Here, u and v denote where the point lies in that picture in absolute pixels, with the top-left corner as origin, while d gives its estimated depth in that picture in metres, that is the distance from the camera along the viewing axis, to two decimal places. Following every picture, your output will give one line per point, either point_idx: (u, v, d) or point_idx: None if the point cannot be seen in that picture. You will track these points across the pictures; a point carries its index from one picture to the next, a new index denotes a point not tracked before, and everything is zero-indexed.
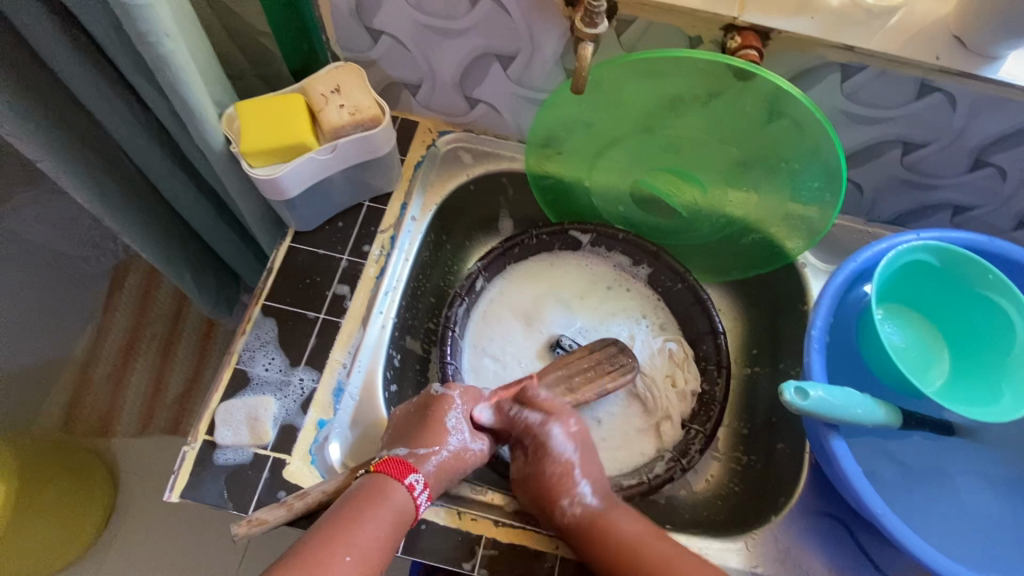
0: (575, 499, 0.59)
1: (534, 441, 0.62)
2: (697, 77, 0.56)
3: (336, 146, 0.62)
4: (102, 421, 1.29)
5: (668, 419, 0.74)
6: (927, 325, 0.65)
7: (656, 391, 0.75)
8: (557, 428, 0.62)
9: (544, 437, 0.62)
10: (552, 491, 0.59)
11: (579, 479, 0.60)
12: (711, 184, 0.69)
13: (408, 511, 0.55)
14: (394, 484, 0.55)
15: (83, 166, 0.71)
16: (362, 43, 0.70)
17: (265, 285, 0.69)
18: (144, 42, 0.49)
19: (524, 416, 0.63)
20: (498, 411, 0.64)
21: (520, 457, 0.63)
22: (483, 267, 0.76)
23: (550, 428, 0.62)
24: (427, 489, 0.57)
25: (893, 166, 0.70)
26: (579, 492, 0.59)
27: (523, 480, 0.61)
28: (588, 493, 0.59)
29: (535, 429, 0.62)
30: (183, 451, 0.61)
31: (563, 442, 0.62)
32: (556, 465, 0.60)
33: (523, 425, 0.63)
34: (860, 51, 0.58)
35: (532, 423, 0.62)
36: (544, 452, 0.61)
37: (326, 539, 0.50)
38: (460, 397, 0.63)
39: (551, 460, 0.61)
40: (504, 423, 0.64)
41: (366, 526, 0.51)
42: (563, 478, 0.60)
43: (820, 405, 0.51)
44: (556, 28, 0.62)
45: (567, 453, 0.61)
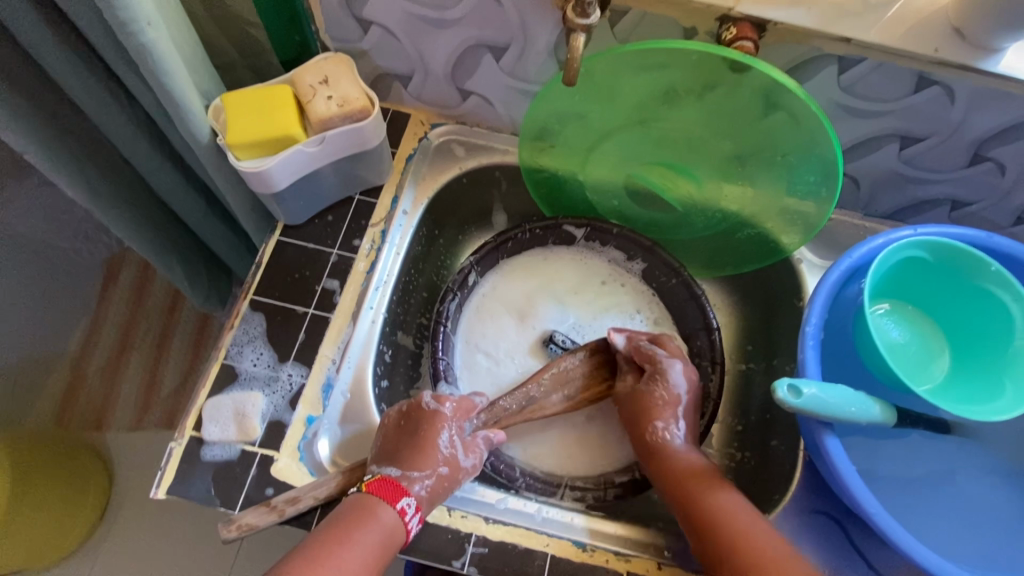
0: (668, 425, 0.62)
1: (652, 369, 0.64)
2: (692, 68, 0.55)
3: (325, 138, 0.61)
4: (97, 414, 1.28)
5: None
6: (925, 321, 0.64)
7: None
8: (678, 365, 0.64)
9: (665, 368, 0.64)
10: (648, 411, 0.63)
11: (678, 413, 0.63)
12: (706, 178, 0.68)
13: (398, 533, 0.54)
14: (387, 508, 0.54)
15: (69, 158, 0.70)
16: (352, 33, 0.69)
17: (254, 279, 0.68)
18: (125, 32, 0.48)
19: (651, 349, 0.66)
20: (630, 340, 0.67)
21: (631, 377, 0.66)
22: (475, 262, 0.75)
23: (670, 364, 0.64)
24: (421, 512, 0.56)
25: (890, 160, 0.69)
26: (673, 424, 0.62)
27: (640, 403, 0.64)
28: (680, 433, 0.62)
29: (654, 359, 0.65)
30: (170, 447, 0.60)
31: (679, 377, 0.64)
32: (660, 391, 0.63)
33: (647, 355, 0.65)
34: (858, 42, 0.57)
35: (658, 355, 0.65)
36: (658, 378, 0.64)
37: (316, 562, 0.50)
38: (451, 413, 0.62)
39: (659, 386, 0.64)
40: (632, 350, 0.66)
41: (354, 551, 0.51)
42: (660, 404, 0.63)
43: (814, 402, 0.50)
44: (549, 19, 0.61)
45: (677, 390, 0.64)
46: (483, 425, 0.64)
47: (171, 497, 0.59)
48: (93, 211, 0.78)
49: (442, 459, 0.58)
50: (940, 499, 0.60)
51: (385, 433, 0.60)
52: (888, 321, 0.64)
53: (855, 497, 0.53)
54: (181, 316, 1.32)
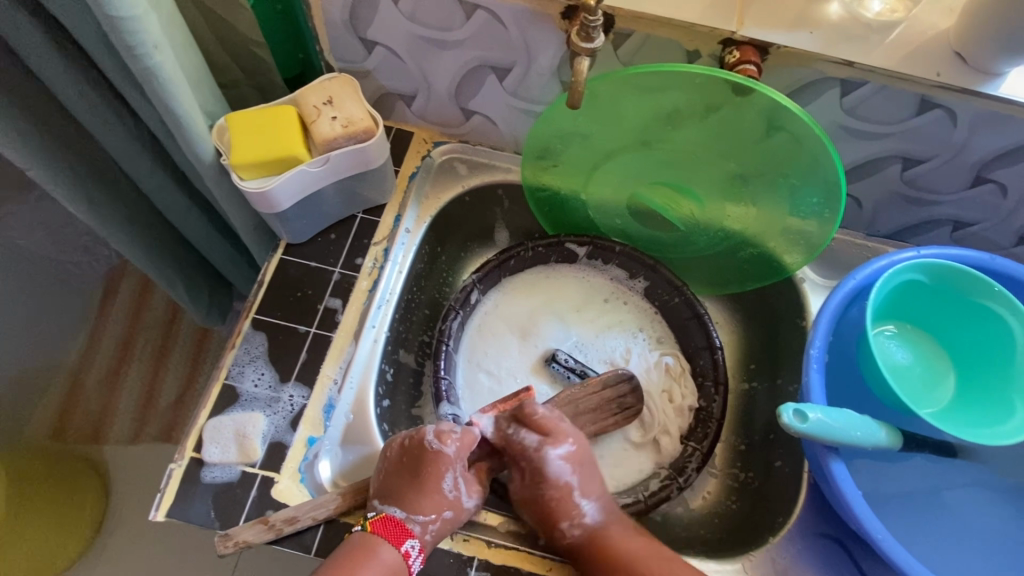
0: (575, 521, 0.59)
1: (531, 465, 0.60)
2: (695, 91, 0.56)
3: (328, 158, 0.61)
4: (95, 427, 1.27)
5: (666, 434, 0.73)
6: (931, 344, 0.64)
7: (653, 409, 0.74)
8: (558, 451, 0.60)
9: (541, 460, 0.60)
10: (553, 515, 0.59)
11: (578, 499, 0.59)
12: (708, 198, 0.68)
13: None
14: (394, 553, 0.54)
15: (72, 175, 0.70)
16: (356, 53, 0.69)
17: (255, 298, 0.68)
18: (131, 55, 0.48)
19: (522, 437, 0.61)
20: (497, 427, 0.62)
21: (519, 476, 0.61)
22: (478, 280, 0.75)
23: (545, 453, 0.60)
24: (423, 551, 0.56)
25: (893, 181, 0.69)
26: (579, 513, 0.59)
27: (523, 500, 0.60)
28: (588, 509, 0.59)
29: (529, 455, 0.60)
30: (170, 468, 0.60)
31: (560, 464, 0.60)
32: (553, 490, 0.59)
33: (520, 448, 0.60)
34: (860, 66, 0.57)
35: (529, 446, 0.60)
36: (541, 472, 0.59)
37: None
38: (456, 453, 0.59)
39: (550, 485, 0.59)
40: (502, 441, 0.61)
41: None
42: (564, 497, 0.59)
43: (820, 428, 0.50)
44: (553, 40, 0.61)
45: (564, 479, 0.60)
46: (486, 453, 0.63)
47: (170, 520, 0.58)
48: (95, 227, 0.77)
49: (446, 503, 0.57)
50: (950, 520, 0.60)
51: (387, 467, 0.59)
52: (893, 342, 0.64)
53: (862, 524, 0.52)
54: (180, 329, 1.32)
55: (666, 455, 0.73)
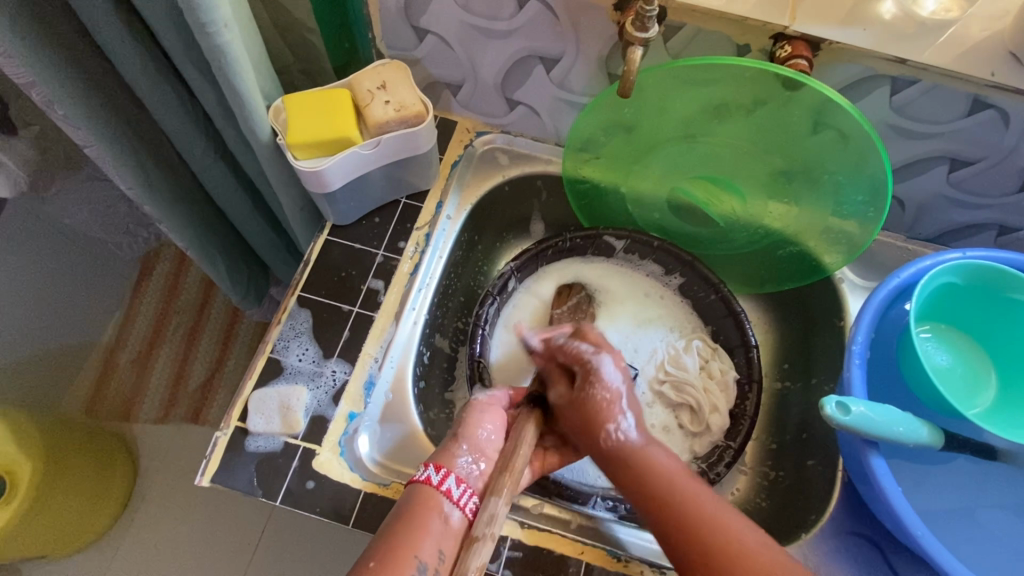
0: (619, 427, 0.53)
1: (583, 370, 0.56)
2: (745, 84, 0.56)
3: (380, 141, 0.63)
4: (126, 404, 1.30)
5: (714, 411, 0.73)
6: (971, 344, 0.63)
7: (695, 390, 0.73)
8: (607, 360, 0.56)
9: (596, 366, 0.56)
10: (596, 416, 0.53)
11: (623, 408, 0.54)
12: (751, 194, 0.68)
13: (437, 501, 0.52)
14: (430, 489, 0.53)
15: (130, 153, 0.72)
16: (408, 42, 0.71)
17: (301, 277, 0.69)
18: (203, 33, 0.50)
19: (576, 345, 0.58)
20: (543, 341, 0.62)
21: (564, 386, 0.58)
22: (516, 268, 0.76)
23: (601, 360, 0.56)
24: (446, 470, 0.54)
25: (938, 183, 0.69)
26: (623, 422, 0.53)
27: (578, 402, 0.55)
28: (615, 379, 0.55)
29: (584, 358, 0.56)
30: (216, 436, 0.62)
31: (613, 372, 0.55)
32: (602, 393, 0.54)
33: (573, 354, 0.57)
34: (913, 64, 0.57)
35: (583, 353, 0.57)
36: (594, 380, 0.55)
37: (381, 568, 0.48)
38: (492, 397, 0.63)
39: (597, 387, 0.54)
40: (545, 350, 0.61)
41: (423, 550, 0.49)
42: (608, 403, 0.54)
43: (862, 421, 0.49)
44: (603, 33, 0.62)
45: (617, 384, 0.55)
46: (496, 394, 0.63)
47: (216, 486, 0.60)
48: (144, 207, 0.80)
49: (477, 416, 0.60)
50: (979, 524, 0.60)
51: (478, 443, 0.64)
52: (934, 343, 0.63)
53: (901, 521, 0.52)
54: (210, 312, 1.36)
55: (717, 432, 0.72)
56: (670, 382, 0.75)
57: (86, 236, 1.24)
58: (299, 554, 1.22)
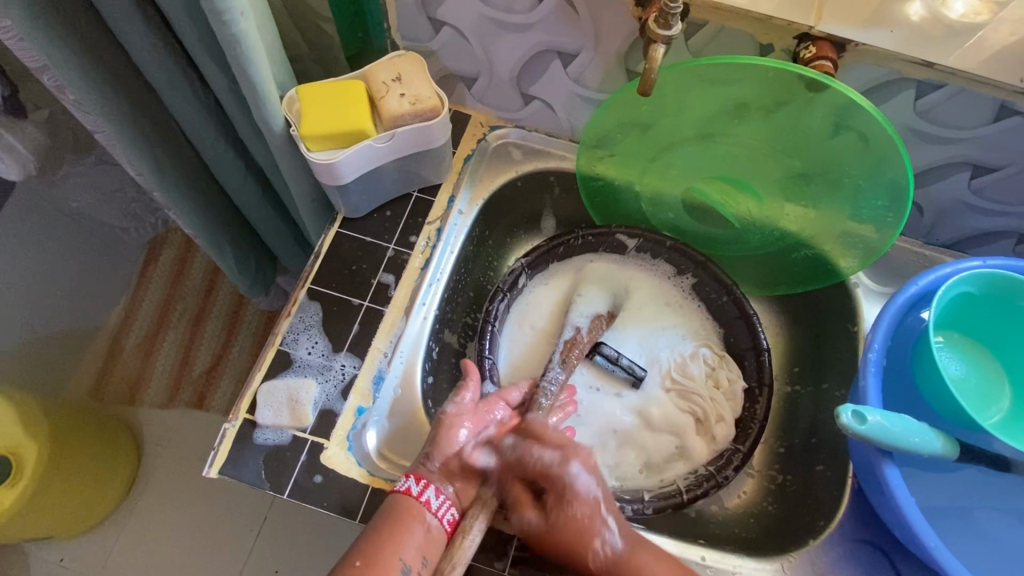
0: (604, 542, 0.55)
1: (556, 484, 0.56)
2: (767, 84, 0.55)
3: (394, 134, 0.62)
4: (131, 389, 1.31)
5: (720, 420, 0.72)
6: (984, 353, 0.63)
7: (702, 399, 0.73)
8: (578, 467, 0.56)
9: (567, 479, 0.55)
10: (559, 536, 0.55)
11: (602, 511, 0.55)
12: (768, 196, 0.67)
13: (417, 511, 0.55)
14: (409, 500, 0.55)
15: (141, 140, 0.72)
16: (424, 33, 0.70)
17: (312, 269, 0.69)
18: (218, 21, 0.49)
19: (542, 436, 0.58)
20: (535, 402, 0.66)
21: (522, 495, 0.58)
22: (527, 264, 0.76)
23: (569, 468, 0.56)
24: (426, 482, 0.56)
25: (959, 189, 0.68)
26: (607, 533, 0.55)
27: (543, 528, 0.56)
28: (590, 484, 0.55)
29: (552, 473, 0.56)
30: (224, 428, 0.62)
31: (587, 480, 0.56)
32: (579, 509, 0.55)
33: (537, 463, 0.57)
34: (940, 68, 0.56)
35: (551, 464, 0.56)
36: (569, 496, 0.55)
37: (368, 565, 0.52)
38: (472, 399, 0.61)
39: (575, 504, 0.55)
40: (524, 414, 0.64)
41: (408, 551, 0.53)
42: (582, 522, 0.55)
43: (877, 430, 0.49)
44: (624, 28, 0.61)
45: (592, 491, 0.55)
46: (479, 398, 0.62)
47: (223, 478, 0.60)
48: (153, 193, 0.79)
49: (462, 416, 0.60)
50: (986, 532, 0.59)
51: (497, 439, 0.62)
52: (948, 352, 0.62)
53: (914, 532, 0.52)
54: (216, 299, 1.36)
55: (721, 441, 0.72)
56: (676, 389, 0.74)
57: (94, 221, 1.23)
58: (301, 541, 1.23)
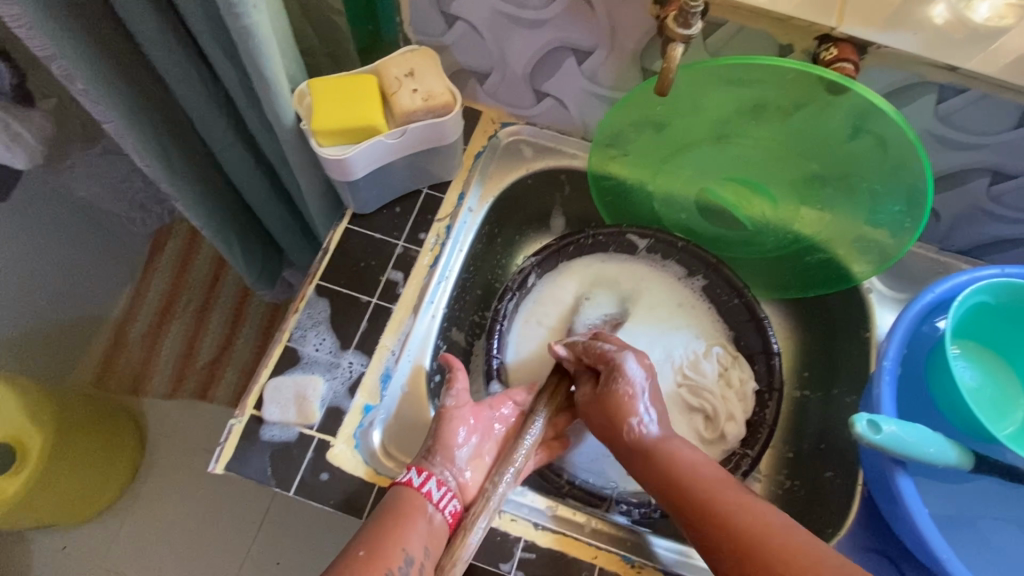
0: (641, 420, 0.55)
1: (608, 367, 0.58)
2: (785, 86, 0.54)
3: (406, 131, 0.62)
4: (135, 378, 1.31)
5: (731, 419, 0.71)
6: (997, 361, 0.62)
7: (712, 396, 0.72)
8: (631, 358, 0.58)
9: (619, 365, 0.57)
10: (619, 410, 0.56)
11: (643, 404, 0.56)
12: (783, 199, 0.66)
13: (420, 501, 0.54)
14: (411, 491, 0.55)
15: (150, 131, 0.71)
16: (437, 27, 0.69)
17: (320, 265, 0.68)
18: (231, 13, 0.49)
19: (602, 345, 0.60)
20: (572, 349, 0.62)
21: (588, 383, 0.60)
22: (536, 263, 0.75)
23: (624, 357, 0.58)
24: (428, 473, 0.56)
25: (978, 195, 0.67)
26: (644, 415, 0.55)
27: (586, 404, 0.59)
28: (637, 372, 0.57)
29: (608, 357, 0.59)
30: (230, 424, 0.61)
31: (636, 367, 0.58)
32: (624, 386, 0.56)
33: (598, 352, 0.59)
34: (963, 72, 0.55)
35: (607, 351, 0.59)
36: (617, 374, 0.57)
37: (371, 556, 0.50)
38: (460, 401, 0.60)
39: (620, 381, 0.56)
40: (575, 354, 0.62)
41: (412, 543, 0.52)
42: (631, 395, 0.56)
43: (893, 441, 0.48)
44: (641, 26, 0.60)
45: (641, 381, 0.57)
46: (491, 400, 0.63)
47: (229, 473, 0.60)
48: (161, 184, 0.78)
49: (462, 417, 0.59)
50: (987, 537, 0.59)
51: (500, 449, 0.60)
52: (963, 362, 0.61)
53: (928, 543, 0.51)
54: (221, 290, 1.36)
55: (731, 440, 0.71)
56: (686, 386, 0.74)
57: (100, 210, 1.23)
58: (304, 535, 1.23)
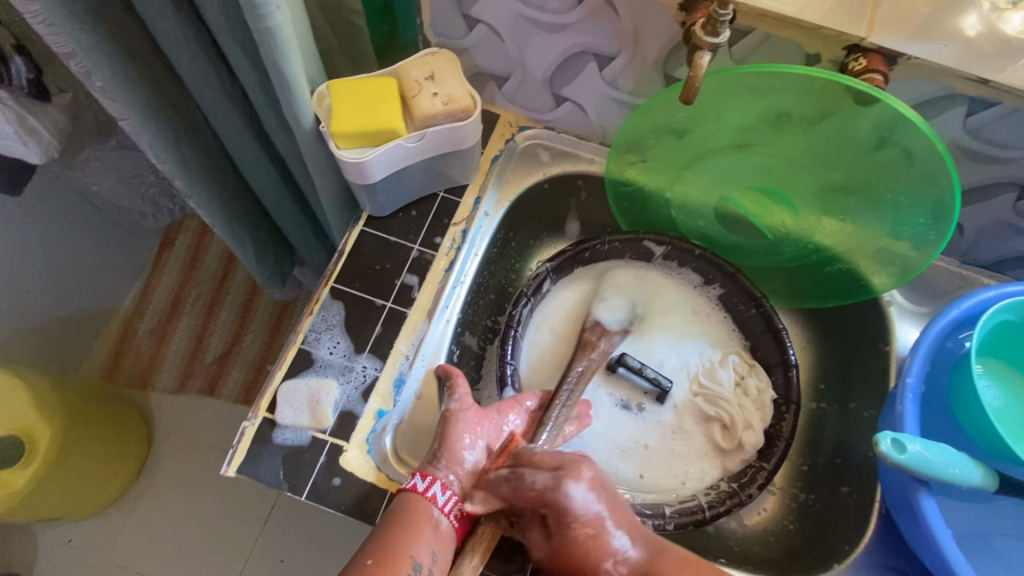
0: (617, 559, 0.50)
1: (552, 513, 0.51)
2: (812, 96, 0.53)
3: (425, 134, 0.61)
4: (143, 373, 1.31)
5: (748, 428, 0.70)
6: (1021, 380, 0.61)
7: (728, 404, 0.71)
8: (576, 484, 0.51)
9: (563, 502, 0.51)
10: (588, 564, 0.50)
11: (613, 530, 0.51)
12: (805, 209, 0.65)
13: (425, 507, 0.54)
14: (416, 496, 0.54)
15: (167, 130, 0.71)
16: (457, 30, 0.68)
17: (335, 267, 0.68)
18: (255, 14, 0.48)
19: (529, 478, 0.52)
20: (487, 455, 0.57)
21: (538, 532, 0.53)
22: (552, 269, 0.74)
23: (566, 490, 0.51)
24: (432, 477, 0.55)
25: (1005, 209, 0.65)
26: (618, 542, 0.51)
27: (549, 562, 0.52)
28: (592, 507, 0.51)
29: (546, 499, 0.51)
30: (243, 426, 0.61)
31: (586, 498, 0.51)
32: (580, 530, 0.51)
33: (530, 495, 0.52)
34: (996, 86, 0.53)
35: (543, 488, 0.51)
36: (568, 522, 0.51)
37: (381, 565, 0.51)
38: (465, 404, 0.60)
39: (576, 526, 0.51)
40: (515, 462, 0.56)
41: (418, 550, 0.51)
42: (592, 540, 0.50)
43: (917, 461, 0.48)
44: (666, 32, 0.59)
45: (593, 511, 0.51)
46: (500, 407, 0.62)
47: (241, 476, 0.60)
48: (175, 183, 0.78)
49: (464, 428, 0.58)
50: (1008, 559, 0.58)
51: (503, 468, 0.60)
52: (987, 380, 0.60)
53: (949, 565, 0.51)
54: (230, 287, 1.36)
55: (749, 450, 0.70)
56: (703, 395, 0.73)
57: (113, 205, 1.23)
58: (309, 533, 1.23)
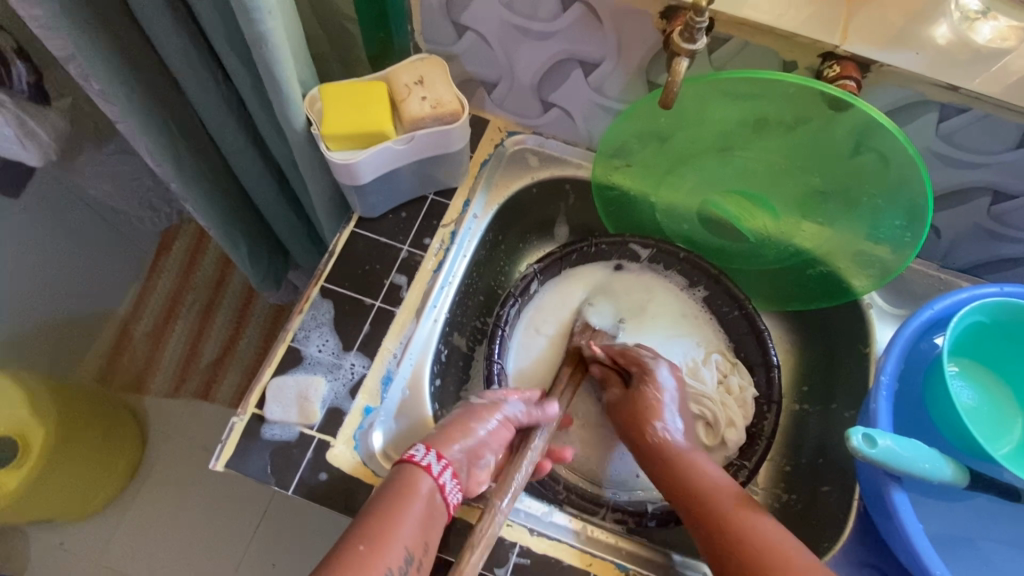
0: (665, 427, 0.62)
1: (638, 371, 0.67)
2: (788, 102, 0.55)
3: (414, 137, 0.63)
4: (139, 376, 1.32)
5: (731, 425, 0.72)
6: (993, 380, 0.62)
7: (712, 402, 0.72)
8: (663, 368, 0.66)
9: (650, 370, 0.66)
10: (642, 415, 0.63)
11: (671, 411, 0.64)
12: (785, 212, 0.67)
13: (433, 493, 0.54)
14: (428, 479, 0.54)
15: (163, 133, 0.72)
16: (447, 37, 0.70)
17: (325, 267, 0.69)
18: (247, 19, 0.50)
19: (641, 351, 0.68)
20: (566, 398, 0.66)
21: (617, 389, 0.68)
22: (539, 270, 0.76)
23: (658, 367, 0.66)
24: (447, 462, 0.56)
25: (979, 213, 0.67)
26: (669, 423, 0.63)
27: (613, 404, 0.67)
28: (670, 385, 0.66)
29: (640, 361, 0.67)
30: (232, 422, 0.62)
31: (667, 377, 0.66)
32: (652, 390, 0.64)
33: (633, 355, 0.68)
34: (964, 92, 0.55)
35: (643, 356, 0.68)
36: (647, 381, 0.65)
37: (373, 551, 0.49)
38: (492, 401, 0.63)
39: (652, 387, 0.65)
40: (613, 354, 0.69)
41: (411, 539, 0.51)
42: (658, 404, 0.63)
43: (888, 455, 0.49)
44: (647, 39, 0.61)
45: (670, 387, 0.66)
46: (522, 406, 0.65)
47: (230, 471, 0.61)
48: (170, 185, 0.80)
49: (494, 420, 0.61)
50: (982, 557, 0.59)
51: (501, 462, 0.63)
52: (961, 381, 0.61)
53: (920, 559, 0.52)
54: (226, 291, 1.37)
55: (732, 447, 0.72)
56: None
57: (111, 209, 1.24)
58: (300, 535, 1.23)
